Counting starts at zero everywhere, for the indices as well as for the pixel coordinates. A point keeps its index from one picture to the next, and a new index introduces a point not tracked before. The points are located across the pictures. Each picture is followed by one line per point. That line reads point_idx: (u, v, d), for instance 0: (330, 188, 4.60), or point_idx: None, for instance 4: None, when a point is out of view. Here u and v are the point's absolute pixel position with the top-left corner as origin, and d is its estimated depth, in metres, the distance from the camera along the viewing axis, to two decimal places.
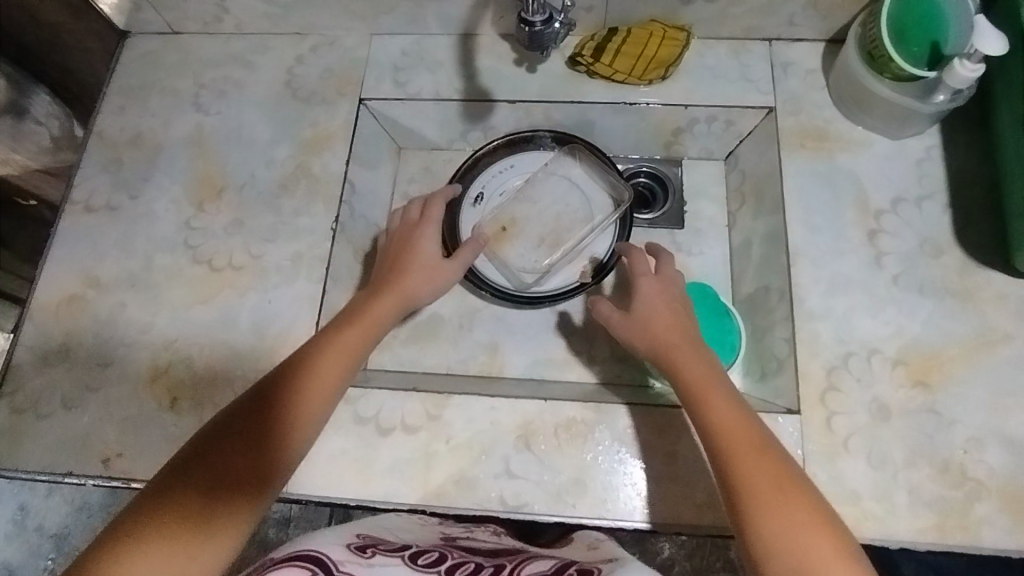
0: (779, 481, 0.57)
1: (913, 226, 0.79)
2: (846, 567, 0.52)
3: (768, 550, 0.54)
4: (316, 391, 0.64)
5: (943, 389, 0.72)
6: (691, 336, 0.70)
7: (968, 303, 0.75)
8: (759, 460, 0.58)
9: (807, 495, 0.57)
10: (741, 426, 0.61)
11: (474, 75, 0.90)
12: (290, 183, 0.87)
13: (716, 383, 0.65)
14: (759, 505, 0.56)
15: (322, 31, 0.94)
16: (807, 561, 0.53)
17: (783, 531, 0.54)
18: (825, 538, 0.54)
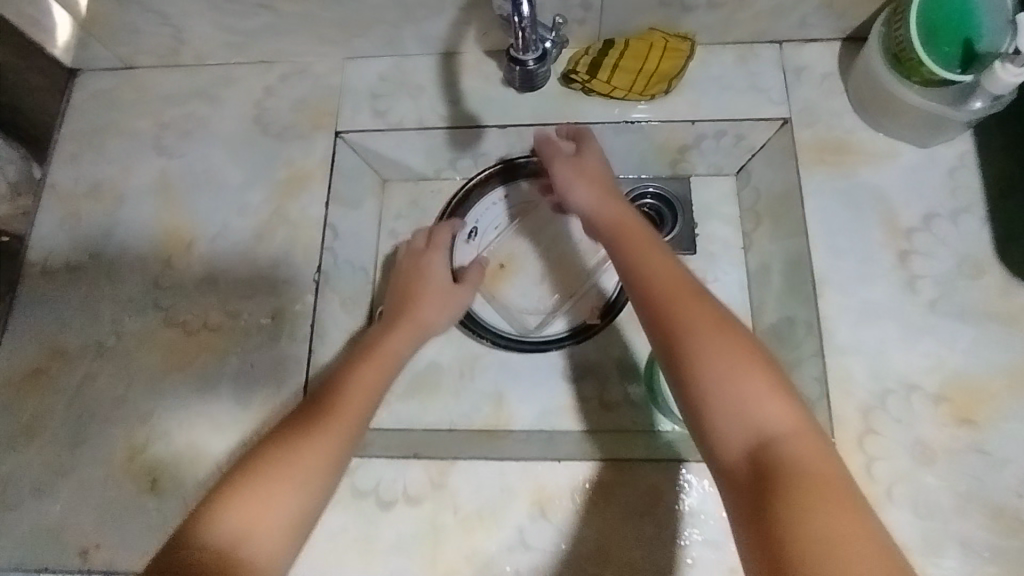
0: (716, 328, 0.55)
1: (947, 244, 0.72)
2: (781, 404, 0.51)
3: (708, 394, 0.52)
4: (343, 422, 0.61)
5: (992, 425, 0.66)
6: (621, 206, 0.70)
7: (1013, 326, 0.69)
8: (696, 308, 0.57)
9: (743, 334, 0.55)
10: (672, 274, 0.60)
11: (459, 99, 0.83)
12: (267, 230, 0.80)
13: (649, 239, 0.65)
14: (696, 342, 0.54)
15: (291, 58, 0.86)
16: (746, 401, 0.51)
17: (723, 372, 0.53)
18: (759, 379, 0.52)
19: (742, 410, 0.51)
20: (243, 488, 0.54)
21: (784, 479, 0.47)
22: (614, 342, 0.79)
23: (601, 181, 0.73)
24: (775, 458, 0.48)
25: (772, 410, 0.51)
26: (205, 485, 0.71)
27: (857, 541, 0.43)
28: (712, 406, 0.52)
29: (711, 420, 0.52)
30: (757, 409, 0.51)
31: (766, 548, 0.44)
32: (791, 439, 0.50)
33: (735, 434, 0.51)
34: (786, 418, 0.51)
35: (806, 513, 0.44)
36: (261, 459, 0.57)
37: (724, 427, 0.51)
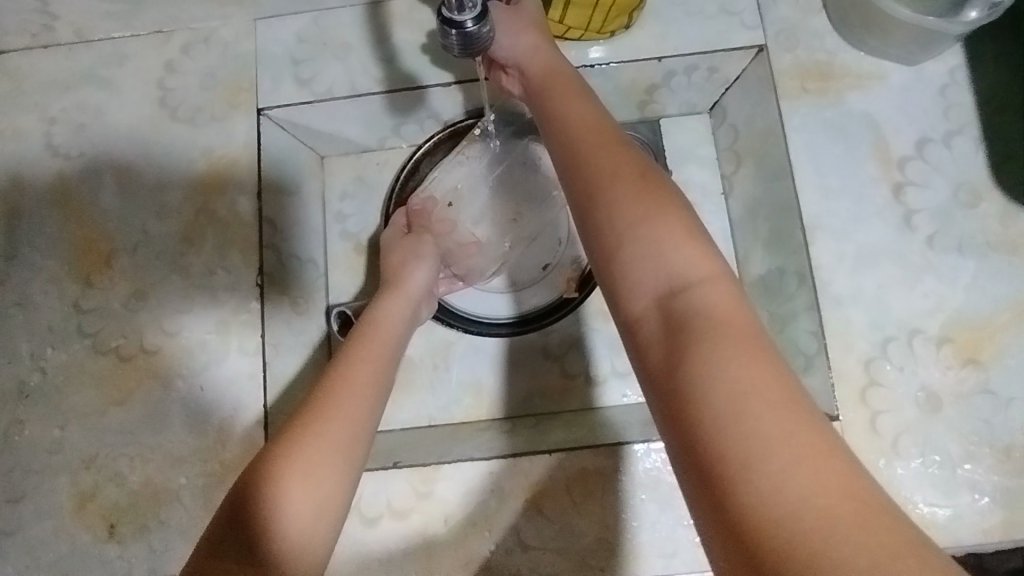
0: (629, 169, 0.47)
1: (943, 172, 0.67)
2: (696, 249, 0.43)
3: (619, 246, 0.44)
4: (367, 385, 0.52)
5: (997, 363, 0.63)
6: (551, 52, 0.59)
7: (1014, 256, 0.65)
8: (614, 154, 0.48)
9: (663, 185, 0.47)
10: (590, 120, 0.52)
11: (395, 56, 0.72)
12: (194, 233, 0.70)
13: (570, 84, 0.56)
14: (608, 194, 0.46)
15: (191, 25, 0.73)
16: (657, 245, 0.44)
17: (638, 212, 0.45)
18: (672, 221, 0.44)
19: (654, 254, 0.43)
20: (293, 481, 0.45)
21: (695, 331, 0.40)
22: (596, 312, 0.73)
23: (526, 24, 0.60)
24: (685, 315, 0.41)
25: (688, 256, 0.43)
26: (170, 524, 0.64)
27: (774, 396, 0.36)
28: (621, 253, 0.44)
29: (618, 270, 0.44)
30: (667, 249, 0.43)
31: (673, 422, 0.38)
32: (705, 289, 0.42)
33: (648, 282, 0.43)
34: (702, 262, 0.43)
35: (718, 371, 0.37)
36: (293, 446, 0.46)
37: (636, 277, 0.43)
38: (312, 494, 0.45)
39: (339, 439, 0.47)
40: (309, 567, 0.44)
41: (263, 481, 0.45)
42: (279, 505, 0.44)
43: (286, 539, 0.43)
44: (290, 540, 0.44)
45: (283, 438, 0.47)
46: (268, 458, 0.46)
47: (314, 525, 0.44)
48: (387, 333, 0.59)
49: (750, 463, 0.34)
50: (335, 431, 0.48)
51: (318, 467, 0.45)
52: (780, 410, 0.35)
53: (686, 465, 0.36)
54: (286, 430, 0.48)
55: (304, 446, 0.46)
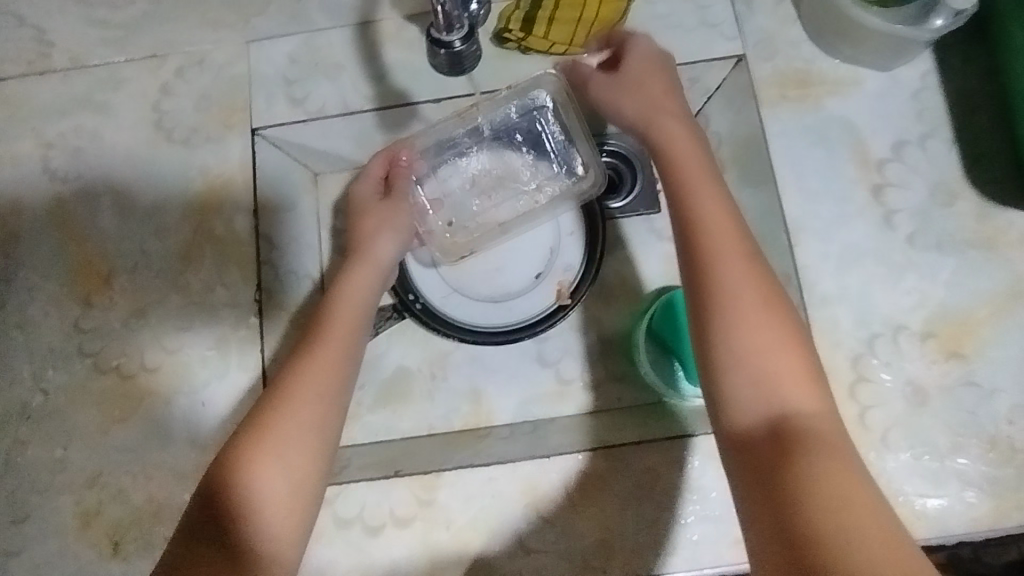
0: (756, 286, 0.50)
1: (921, 172, 0.69)
2: (810, 389, 0.47)
3: (732, 363, 0.48)
4: (327, 372, 0.55)
5: (979, 356, 0.65)
6: (675, 117, 0.61)
7: (991, 251, 0.67)
8: (745, 266, 0.51)
9: (789, 311, 0.50)
10: (722, 212, 0.54)
11: (385, 74, 0.74)
12: (193, 251, 0.72)
13: (704, 167, 0.57)
14: (732, 307, 0.49)
15: (186, 49, 0.75)
16: (774, 370, 0.47)
17: (757, 340, 0.48)
18: (792, 353, 0.48)
19: (767, 376, 0.47)
20: (260, 470, 0.50)
21: (801, 450, 0.43)
22: (587, 321, 0.73)
23: (631, 86, 0.63)
24: (789, 434, 0.44)
25: (801, 390, 0.47)
26: None
27: (865, 516, 0.39)
28: (735, 365, 0.48)
29: (728, 378, 0.48)
30: (783, 380, 0.47)
31: (771, 511, 0.41)
32: (813, 417, 0.45)
33: (755, 399, 0.47)
34: (817, 404, 0.46)
35: (819, 479, 0.41)
36: (259, 444, 0.51)
37: (744, 389, 0.47)
38: (278, 488, 0.50)
39: (303, 425, 0.52)
40: (285, 542, 0.49)
41: (232, 477, 0.50)
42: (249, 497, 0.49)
43: (257, 530, 0.49)
44: (261, 521, 0.49)
45: (251, 426, 0.52)
46: (237, 453, 0.51)
47: (285, 517, 0.49)
48: (352, 309, 0.59)
49: (837, 555, 0.37)
50: (297, 426, 0.52)
51: (283, 464, 0.50)
52: (871, 518, 0.38)
53: (774, 555, 0.39)
54: (253, 423, 0.52)
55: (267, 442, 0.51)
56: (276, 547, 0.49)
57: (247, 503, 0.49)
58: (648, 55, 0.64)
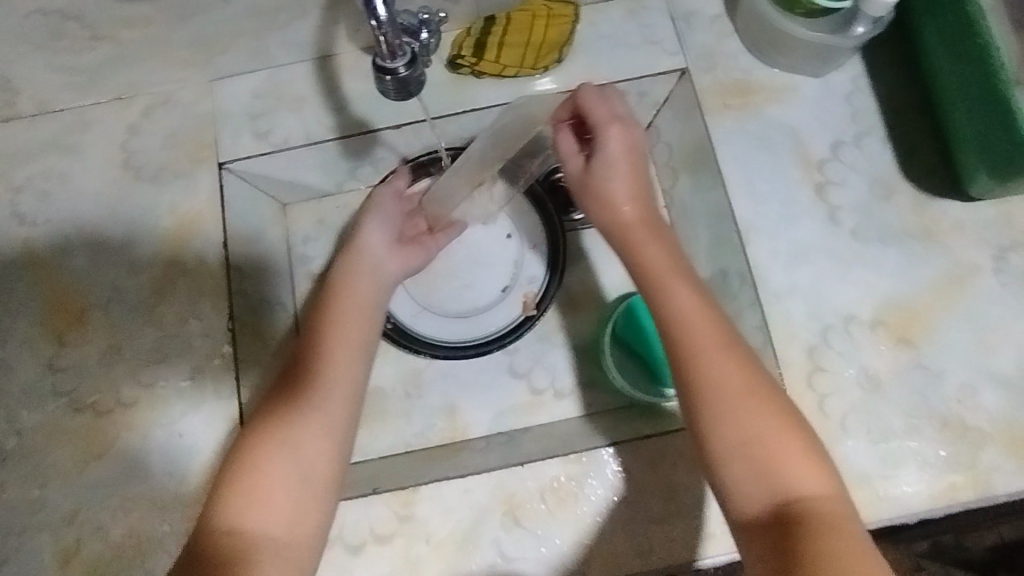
0: (747, 381, 0.53)
1: (859, 170, 0.73)
2: (813, 469, 0.50)
3: (727, 452, 0.51)
4: (322, 387, 0.59)
5: (926, 340, 0.68)
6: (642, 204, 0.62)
7: (928, 240, 0.71)
8: (728, 357, 0.54)
9: (778, 393, 0.53)
10: (703, 310, 0.56)
11: (346, 104, 0.77)
12: (165, 286, 0.73)
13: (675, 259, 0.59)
14: (726, 409, 0.52)
15: (151, 90, 0.77)
16: (777, 461, 0.50)
17: (752, 428, 0.51)
18: (794, 441, 0.51)
19: (766, 462, 0.50)
20: (271, 446, 0.56)
21: (806, 532, 0.46)
22: (556, 330, 0.76)
23: (615, 181, 0.62)
24: (798, 518, 0.47)
25: (807, 478, 0.50)
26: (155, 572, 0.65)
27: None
28: (736, 463, 0.51)
29: (732, 472, 0.51)
30: (780, 464, 0.50)
31: None
32: (813, 492, 0.49)
33: (758, 487, 0.50)
34: (816, 478, 0.50)
35: (824, 560, 0.44)
36: (258, 455, 0.55)
37: (749, 482, 0.50)
38: (279, 500, 0.53)
39: (310, 402, 0.58)
40: (292, 510, 0.54)
41: (230, 489, 0.53)
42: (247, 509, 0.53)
43: (270, 504, 0.53)
44: (273, 494, 0.54)
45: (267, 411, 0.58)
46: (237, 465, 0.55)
47: (288, 530, 0.53)
48: (342, 328, 0.63)
49: None
50: (305, 410, 0.58)
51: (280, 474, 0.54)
52: None
53: None
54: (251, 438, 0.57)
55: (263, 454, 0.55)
56: (283, 516, 0.53)
57: (259, 476, 0.54)
58: (621, 142, 0.61)
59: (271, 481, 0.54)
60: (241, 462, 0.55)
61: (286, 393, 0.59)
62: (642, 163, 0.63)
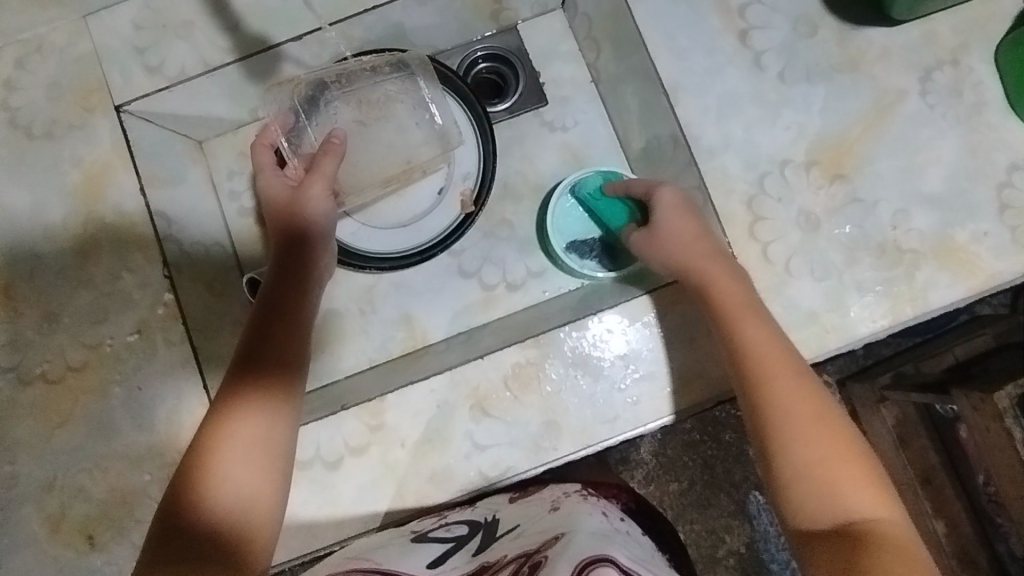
0: (810, 403, 0.56)
1: (780, 10, 0.71)
2: (874, 493, 0.52)
3: (791, 479, 0.53)
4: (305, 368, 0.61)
5: (859, 173, 0.69)
6: (725, 262, 0.63)
7: (854, 73, 0.70)
8: (802, 396, 0.56)
9: (835, 413, 0.56)
10: (768, 340, 0.59)
11: (236, 23, 0.72)
12: (88, 244, 0.70)
13: (747, 298, 0.61)
14: (799, 428, 0.55)
15: (20, 38, 0.71)
16: (840, 486, 0.52)
17: (816, 444, 0.54)
18: (859, 469, 0.53)
19: (840, 489, 0.52)
20: (231, 427, 0.55)
21: (867, 543, 0.48)
22: (496, 225, 0.80)
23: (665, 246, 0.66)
24: (863, 534, 0.49)
25: (864, 495, 0.52)
26: (144, 520, 0.66)
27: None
28: (797, 494, 0.53)
29: (794, 489, 0.53)
30: (846, 493, 0.52)
31: None
32: (869, 506, 0.51)
33: (822, 510, 0.51)
34: (876, 502, 0.51)
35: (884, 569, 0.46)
36: (239, 460, 0.54)
37: (812, 501, 0.52)
38: (239, 471, 0.53)
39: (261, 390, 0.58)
40: (243, 493, 0.53)
41: (208, 442, 0.55)
42: (236, 492, 0.53)
43: (226, 476, 0.53)
44: (227, 472, 0.53)
45: (228, 395, 0.57)
46: (224, 448, 0.54)
47: (244, 497, 0.53)
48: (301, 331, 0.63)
49: None
50: (260, 394, 0.57)
51: (271, 462, 0.55)
52: None
53: None
54: (228, 426, 0.55)
55: (246, 440, 0.55)
56: (230, 493, 0.53)
57: (218, 452, 0.54)
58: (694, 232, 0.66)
59: (219, 459, 0.54)
60: (227, 456, 0.54)
61: (258, 371, 0.59)
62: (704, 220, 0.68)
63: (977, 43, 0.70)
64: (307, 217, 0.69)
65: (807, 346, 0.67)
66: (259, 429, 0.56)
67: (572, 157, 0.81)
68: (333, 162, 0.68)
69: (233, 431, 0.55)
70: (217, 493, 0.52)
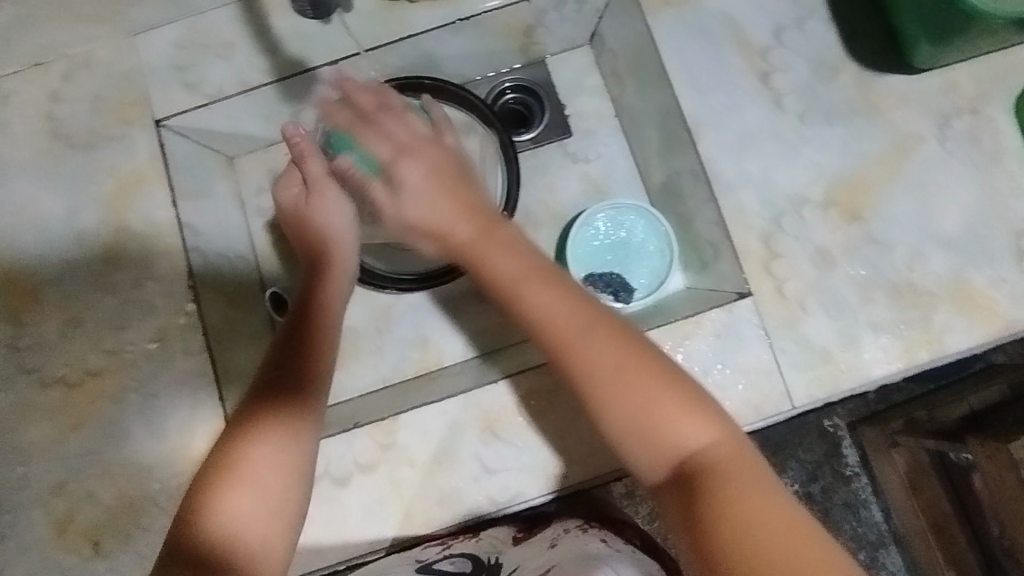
0: (589, 321, 0.53)
1: (802, 54, 0.73)
2: (696, 416, 0.49)
3: (622, 434, 0.50)
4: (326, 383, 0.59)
5: (876, 214, 0.69)
6: (505, 228, 0.60)
7: (874, 117, 0.72)
8: (602, 338, 0.52)
9: (632, 334, 0.53)
10: (562, 301, 0.54)
11: (275, 45, 0.74)
12: (115, 252, 0.71)
13: (521, 246, 0.58)
14: (601, 383, 0.51)
15: (68, 52, 0.74)
16: (666, 423, 0.49)
17: (632, 384, 0.50)
18: (665, 388, 0.50)
19: (673, 425, 0.49)
20: (254, 438, 0.54)
21: (705, 485, 0.45)
22: None
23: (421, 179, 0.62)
24: (700, 475, 0.46)
25: (694, 429, 0.49)
26: (151, 528, 0.66)
27: (790, 535, 0.41)
28: (631, 444, 0.50)
29: (628, 447, 0.50)
30: (676, 431, 0.49)
31: None
32: (700, 436, 0.48)
33: (656, 461, 0.49)
34: (707, 430, 0.49)
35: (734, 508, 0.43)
36: (257, 470, 0.53)
37: (646, 454, 0.49)
38: (256, 484, 0.52)
39: (279, 406, 0.57)
40: (255, 505, 0.52)
41: (229, 454, 0.54)
42: (257, 505, 0.52)
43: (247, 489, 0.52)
44: (244, 484, 0.52)
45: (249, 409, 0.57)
46: (244, 460, 0.53)
47: (257, 510, 0.52)
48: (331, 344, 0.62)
49: None
50: (279, 412, 0.57)
51: (290, 475, 0.54)
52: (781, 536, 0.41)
53: None
54: (249, 438, 0.54)
55: (266, 453, 0.54)
56: (246, 504, 0.52)
57: (238, 463, 0.53)
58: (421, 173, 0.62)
59: (236, 467, 0.53)
60: (247, 466, 0.53)
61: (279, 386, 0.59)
62: (462, 171, 0.64)
63: (996, 92, 0.72)
64: (322, 225, 0.67)
65: (820, 384, 0.67)
66: (280, 437, 0.55)
67: (593, 189, 0.83)
68: (322, 163, 0.68)
69: (249, 441, 0.54)
70: (231, 508, 0.51)
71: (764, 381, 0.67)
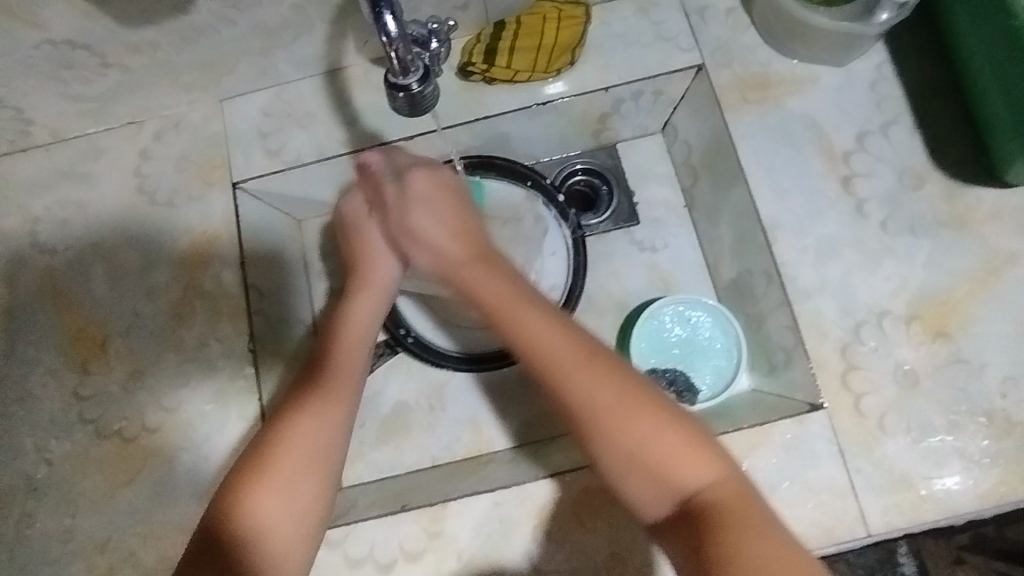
0: (567, 346, 0.51)
1: (887, 160, 0.71)
2: (699, 456, 0.48)
3: (620, 476, 0.49)
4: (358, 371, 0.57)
5: (964, 333, 0.66)
6: (485, 255, 0.58)
7: (963, 230, 0.69)
8: (591, 371, 0.50)
9: (611, 360, 0.51)
10: (552, 328, 0.52)
11: (357, 119, 0.76)
12: (184, 309, 0.73)
13: (518, 288, 0.55)
14: (603, 425, 0.49)
15: (162, 113, 0.77)
16: (665, 460, 0.48)
17: (632, 428, 0.48)
18: (671, 428, 0.49)
19: (672, 468, 0.48)
20: (300, 419, 0.53)
21: (711, 527, 0.45)
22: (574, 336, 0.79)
23: (438, 210, 0.61)
24: (704, 515, 0.46)
25: (693, 467, 0.48)
26: None
27: (792, 573, 0.42)
28: (629, 478, 0.49)
29: (629, 484, 0.49)
30: (679, 469, 0.48)
31: None
32: (700, 477, 0.48)
33: (654, 500, 0.48)
34: (707, 467, 0.48)
35: (747, 559, 0.43)
36: (291, 459, 0.51)
37: (646, 489, 0.48)
38: (286, 475, 0.51)
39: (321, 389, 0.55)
40: (284, 503, 0.51)
41: (262, 447, 0.52)
42: (285, 508, 0.51)
43: (273, 486, 0.51)
44: (271, 478, 0.51)
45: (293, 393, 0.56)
46: (277, 451, 0.52)
47: (291, 512, 0.51)
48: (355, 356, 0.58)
49: None
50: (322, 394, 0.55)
51: (324, 465, 0.52)
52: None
53: None
54: (291, 420, 0.53)
55: (301, 437, 0.52)
56: (269, 506, 0.50)
57: (271, 452, 0.52)
58: (443, 232, 0.60)
59: (265, 459, 0.52)
60: (278, 454, 0.52)
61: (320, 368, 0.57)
62: (460, 201, 0.62)
63: None
64: (362, 243, 0.64)
65: (900, 513, 0.62)
66: (319, 418, 0.53)
67: (659, 279, 0.81)
68: (362, 178, 0.65)
69: (288, 428, 0.53)
70: (258, 507, 0.50)
71: (838, 503, 0.62)
